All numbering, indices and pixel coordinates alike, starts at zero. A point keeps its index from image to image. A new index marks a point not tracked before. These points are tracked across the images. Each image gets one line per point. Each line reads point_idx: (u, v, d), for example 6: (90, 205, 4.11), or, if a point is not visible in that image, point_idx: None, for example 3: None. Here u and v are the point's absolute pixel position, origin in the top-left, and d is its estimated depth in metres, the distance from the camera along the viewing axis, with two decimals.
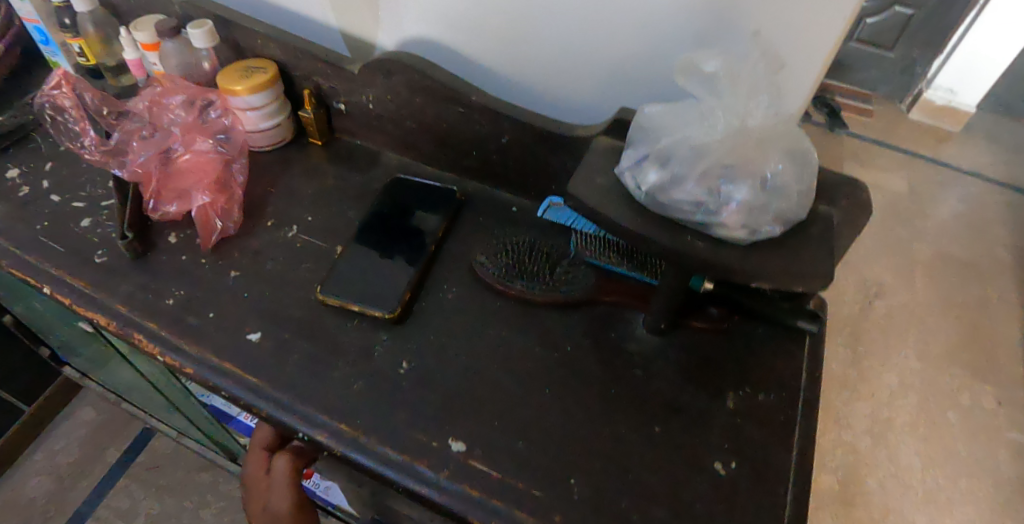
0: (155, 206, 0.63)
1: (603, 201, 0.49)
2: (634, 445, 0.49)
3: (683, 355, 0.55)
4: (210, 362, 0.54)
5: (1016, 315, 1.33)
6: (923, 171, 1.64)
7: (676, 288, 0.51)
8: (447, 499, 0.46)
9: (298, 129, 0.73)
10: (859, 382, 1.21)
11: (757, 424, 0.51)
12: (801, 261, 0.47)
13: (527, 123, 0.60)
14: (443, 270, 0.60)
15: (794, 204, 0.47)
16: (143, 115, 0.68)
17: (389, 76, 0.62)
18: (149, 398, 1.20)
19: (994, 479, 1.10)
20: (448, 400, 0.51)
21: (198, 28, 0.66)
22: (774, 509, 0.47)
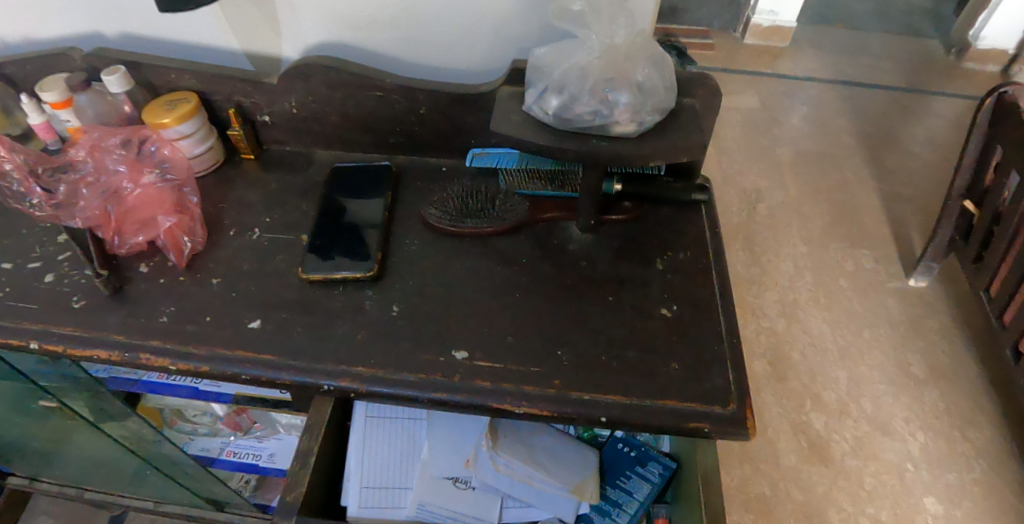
0: (121, 241, 0.69)
1: (523, 131, 0.60)
2: (596, 313, 0.61)
3: (614, 242, 0.67)
4: (222, 355, 0.60)
5: (870, 186, 1.58)
6: (768, 87, 1.89)
7: (595, 190, 0.64)
8: (465, 395, 0.56)
9: (228, 150, 0.79)
10: (762, 276, 1.40)
11: (683, 275, 0.65)
12: (683, 137, 0.60)
13: (439, 90, 0.70)
14: (400, 229, 0.69)
15: (665, 95, 0.60)
16: (86, 163, 0.72)
17: (307, 78, 0.70)
18: (120, 472, 1.19)
19: (891, 322, 1.32)
20: (440, 324, 0.61)
21: (113, 74, 0.70)
22: (712, 327, 0.60)
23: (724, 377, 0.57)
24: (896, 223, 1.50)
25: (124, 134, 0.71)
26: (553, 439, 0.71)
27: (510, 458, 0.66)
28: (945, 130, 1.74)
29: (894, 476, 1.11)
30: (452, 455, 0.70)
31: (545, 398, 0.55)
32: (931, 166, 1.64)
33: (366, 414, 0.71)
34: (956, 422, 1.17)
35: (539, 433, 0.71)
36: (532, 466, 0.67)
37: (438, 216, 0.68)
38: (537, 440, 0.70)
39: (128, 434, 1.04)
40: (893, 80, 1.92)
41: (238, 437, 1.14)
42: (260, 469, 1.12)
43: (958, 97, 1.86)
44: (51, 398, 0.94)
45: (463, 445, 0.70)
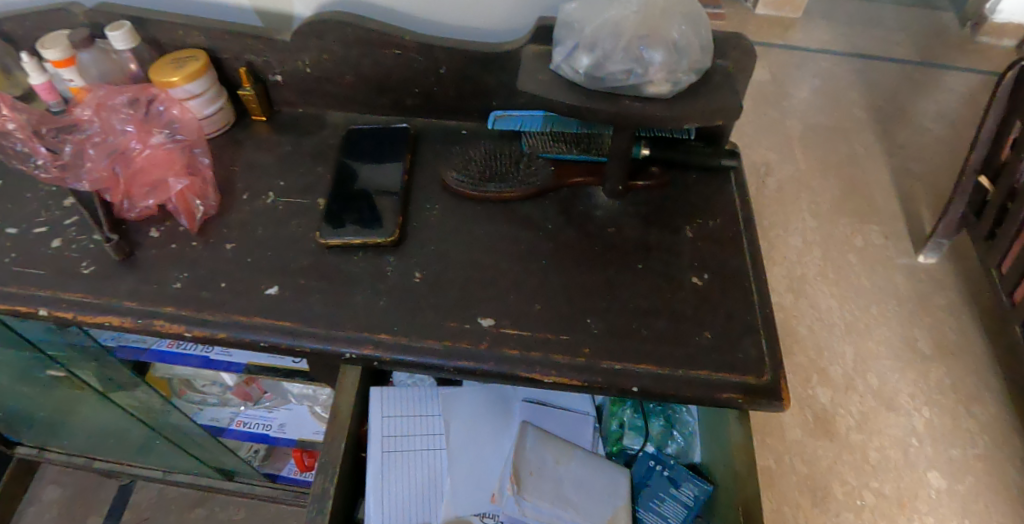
0: (131, 205, 0.66)
1: (551, 91, 0.57)
2: (625, 281, 0.59)
3: (641, 208, 0.65)
4: (240, 321, 0.58)
5: (882, 161, 1.55)
6: (780, 58, 1.84)
7: (625, 153, 0.61)
8: (493, 364, 0.54)
9: (238, 112, 0.76)
10: (772, 250, 1.38)
11: (713, 242, 0.63)
12: (718, 98, 0.57)
13: (460, 49, 0.67)
14: (420, 193, 0.67)
15: (701, 55, 0.58)
16: (92, 123, 0.69)
17: (321, 36, 0.67)
18: (129, 442, 1.18)
19: (898, 299, 1.30)
20: (464, 291, 0.59)
21: (117, 30, 0.67)
22: (743, 296, 0.59)
23: (756, 347, 0.56)
24: (908, 198, 1.48)
25: (131, 93, 0.68)
26: (582, 468, 0.66)
27: (535, 502, 0.61)
28: (958, 105, 1.71)
29: (898, 450, 1.10)
30: (474, 489, 0.67)
31: (575, 367, 0.54)
32: (945, 142, 1.61)
33: (382, 449, 0.67)
34: (962, 397, 1.17)
35: (566, 461, 0.66)
36: (561, 507, 0.62)
37: (459, 179, 0.66)
38: (563, 472, 0.65)
39: (137, 402, 1.04)
40: (907, 52, 1.88)
41: (248, 407, 1.13)
42: (271, 439, 1.12)
43: (973, 71, 1.82)
44: (60, 367, 0.93)
45: (485, 478, 0.67)
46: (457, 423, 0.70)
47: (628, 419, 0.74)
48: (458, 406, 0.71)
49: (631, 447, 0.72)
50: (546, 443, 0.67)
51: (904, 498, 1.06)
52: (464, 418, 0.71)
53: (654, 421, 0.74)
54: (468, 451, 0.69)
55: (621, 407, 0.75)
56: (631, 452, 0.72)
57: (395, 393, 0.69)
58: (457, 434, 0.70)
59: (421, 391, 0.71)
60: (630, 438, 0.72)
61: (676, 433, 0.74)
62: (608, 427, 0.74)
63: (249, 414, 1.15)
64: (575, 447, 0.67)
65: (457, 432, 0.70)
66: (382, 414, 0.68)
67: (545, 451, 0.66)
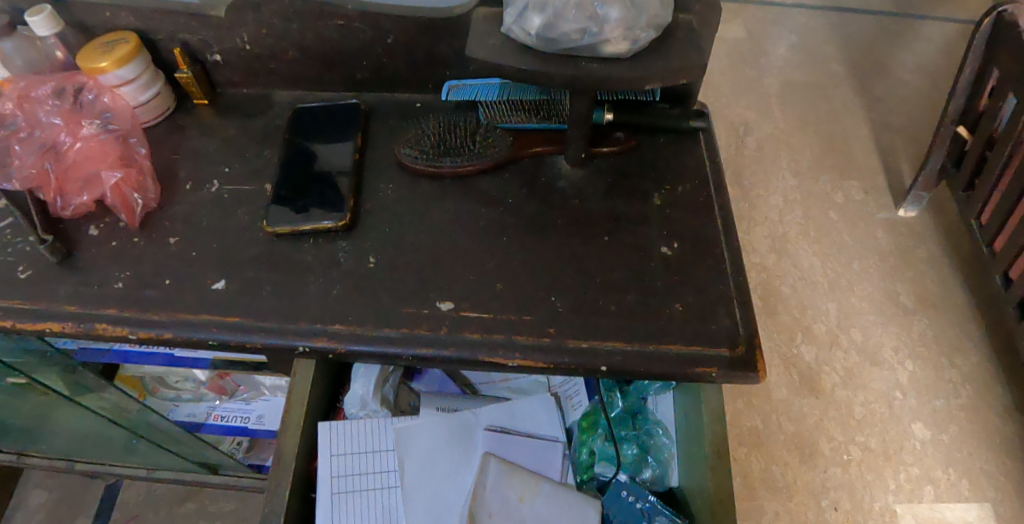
0: (64, 202, 0.62)
1: (502, 56, 0.54)
2: (590, 254, 0.57)
3: (606, 176, 0.62)
4: (186, 319, 0.55)
5: (859, 115, 1.53)
6: (754, 14, 1.80)
7: (585, 119, 0.58)
8: (454, 350, 0.52)
9: (179, 96, 0.71)
10: (752, 211, 1.36)
11: (681, 209, 0.60)
12: (681, 55, 0.54)
13: (407, 15, 0.62)
14: (373, 173, 0.63)
15: (659, 10, 0.54)
16: (15, 116, 0.64)
17: (258, 9, 0.62)
18: (106, 444, 1.15)
19: (880, 253, 1.29)
20: (422, 274, 0.56)
21: (37, 14, 0.62)
22: (715, 264, 0.56)
23: (729, 316, 0.53)
24: (886, 152, 1.46)
25: (56, 82, 0.64)
26: (546, 504, 0.63)
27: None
28: (934, 56, 1.68)
29: (883, 404, 1.10)
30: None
31: (539, 349, 0.51)
32: (922, 94, 1.59)
33: (331, 491, 0.63)
34: (944, 349, 1.16)
35: (531, 497, 0.63)
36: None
37: (413, 155, 0.62)
38: (526, 511, 0.63)
39: (108, 404, 1.01)
40: (883, 3, 1.84)
41: (225, 401, 1.10)
42: (250, 431, 1.09)
43: (949, 20, 1.79)
44: (20, 375, 0.89)
45: (444, 514, 0.64)
46: (412, 457, 0.66)
47: (599, 447, 0.70)
48: (414, 437, 0.67)
49: (603, 474, 0.70)
50: (511, 478, 0.64)
51: (889, 450, 1.06)
52: (421, 450, 0.67)
53: (627, 448, 0.70)
54: (424, 486, 0.65)
55: (594, 434, 0.71)
56: (603, 480, 0.70)
57: (344, 429, 0.65)
58: (413, 469, 0.66)
59: (373, 423, 0.67)
60: (602, 467, 0.70)
61: (652, 459, 0.71)
62: (578, 456, 0.70)
63: (226, 408, 1.11)
64: (541, 479, 0.65)
65: (413, 467, 0.66)
66: (331, 452, 0.64)
67: (507, 489, 0.63)
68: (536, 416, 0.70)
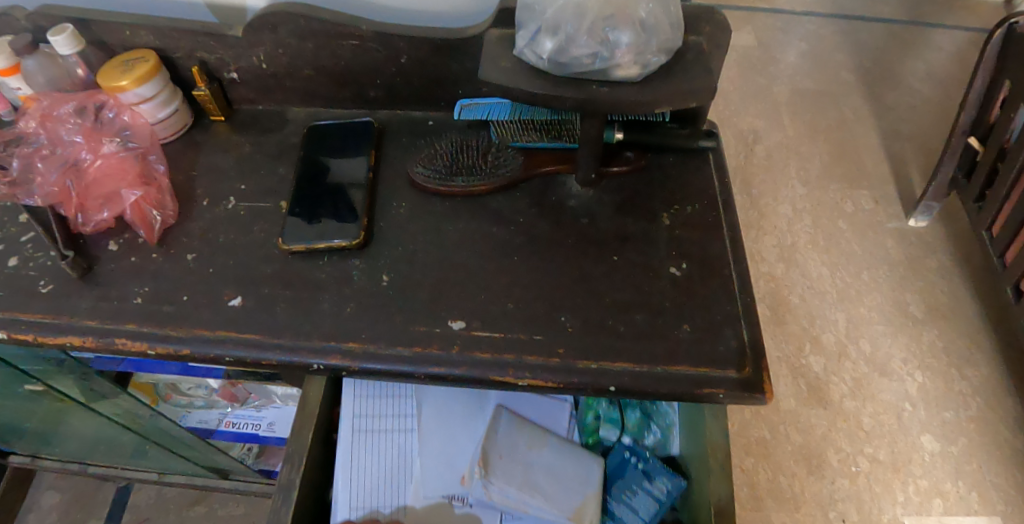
0: (85, 218, 0.63)
1: (514, 79, 0.55)
2: (600, 274, 0.57)
3: (616, 195, 0.63)
4: (203, 336, 0.56)
5: (869, 124, 1.53)
6: (764, 22, 1.80)
7: (596, 140, 0.59)
8: (465, 369, 0.52)
9: (197, 112, 0.73)
10: (761, 221, 1.36)
11: (690, 229, 0.61)
12: (691, 79, 0.55)
13: (420, 37, 0.63)
14: (385, 192, 0.64)
15: (670, 34, 0.55)
16: (38, 134, 0.66)
17: (274, 29, 0.64)
18: (118, 447, 1.17)
19: (889, 264, 1.29)
20: (434, 292, 0.57)
21: (59, 34, 0.63)
22: (723, 284, 0.57)
23: (738, 337, 0.54)
24: (896, 162, 1.45)
25: (77, 101, 0.65)
26: (554, 454, 0.67)
27: (501, 487, 0.63)
28: (945, 64, 1.68)
29: (891, 415, 1.10)
30: (443, 471, 0.69)
31: (549, 369, 0.52)
32: (933, 103, 1.58)
33: (353, 429, 0.69)
34: (953, 360, 1.16)
35: (538, 446, 0.67)
36: (527, 492, 0.63)
37: (425, 174, 0.63)
38: (534, 456, 0.66)
39: (122, 411, 1.03)
40: (894, 11, 1.83)
41: (236, 408, 1.12)
42: (261, 438, 1.12)
43: (961, 28, 1.78)
44: (37, 381, 0.91)
45: (456, 460, 0.69)
46: (430, 405, 0.71)
47: (604, 411, 0.72)
48: (431, 387, 0.72)
49: (607, 438, 0.72)
50: (519, 429, 0.68)
51: (897, 462, 1.06)
52: (437, 400, 0.72)
53: (631, 412, 0.72)
54: (439, 431, 0.70)
55: (599, 398, 0.73)
56: (607, 444, 0.72)
57: (367, 376, 0.71)
58: (429, 416, 0.71)
59: None
60: (606, 429, 0.71)
61: (655, 424, 0.72)
62: (583, 418, 0.72)
63: (238, 414, 1.13)
64: (548, 432, 0.68)
65: (429, 415, 0.71)
66: (354, 394, 0.70)
67: (516, 436, 0.67)
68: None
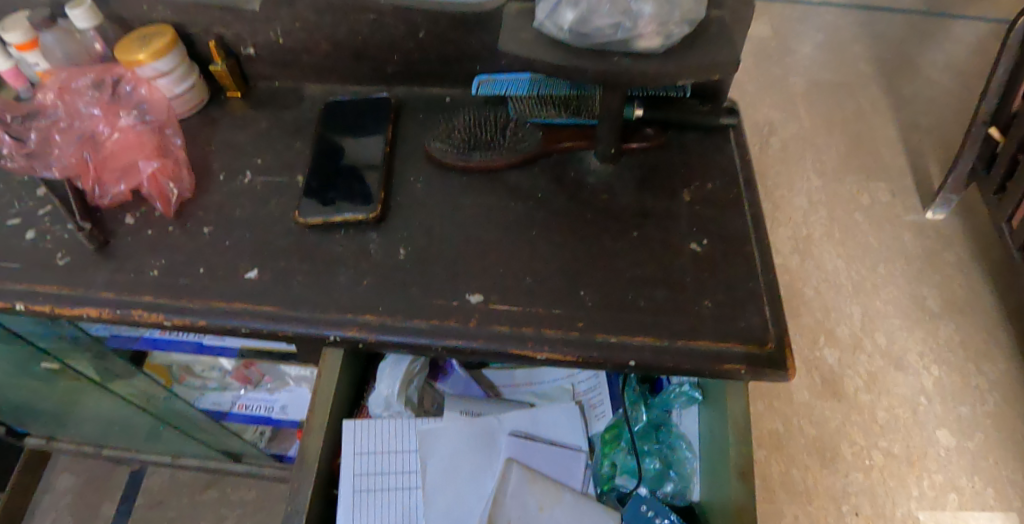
0: (103, 191, 0.63)
1: (534, 50, 0.54)
2: (619, 249, 0.57)
3: (635, 171, 0.62)
4: (220, 307, 0.56)
5: (887, 115, 1.50)
6: (780, 12, 1.77)
7: (618, 114, 0.58)
8: (484, 341, 0.52)
9: (213, 88, 0.73)
10: (776, 212, 1.35)
11: (711, 206, 0.60)
12: (714, 52, 0.54)
13: (438, 10, 0.63)
14: (402, 167, 0.64)
15: (693, 5, 0.53)
16: (57, 107, 0.66)
17: (292, 3, 0.63)
18: (132, 430, 1.18)
19: (907, 256, 1.27)
20: (451, 266, 0.56)
21: (77, 8, 0.63)
22: (745, 260, 0.56)
23: (760, 315, 0.53)
24: (914, 153, 1.43)
25: (94, 74, 0.66)
26: (566, 513, 0.63)
27: None
28: (965, 55, 1.65)
29: (907, 409, 1.09)
30: None
31: (569, 342, 0.51)
32: (952, 94, 1.55)
33: (354, 489, 0.62)
34: (970, 355, 1.14)
35: (550, 506, 0.63)
36: None
37: (443, 149, 0.62)
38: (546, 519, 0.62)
39: (136, 392, 1.03)
40: (913, 2, 1.80)
41: (249, 390, 1.12)
42: (274, 421, 1.11)
43: (981, 19, 1.75)
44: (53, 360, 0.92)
45: (464, 519, 0.64)
46: (436, 460, 0.65)
47: (622, 461, 0.70)
48: (438, 439, 0.66)
49: (623, 486, 0.70)
50: (532, 486, 0.64)
51: (912, 456, 1.04)
52: (444, 454, 0.66)
53: (649, 461, 0.70)
54: (446, 488, 0.65)
55: (616, 448, 0.70)
56: (623, 492, 0.70)
57: (369, 428, 0.64)
58: (435, 471, 0.65)
59: (397, 423, 0.66)
60: (623, 479, 0.70)
61: (674, 473, 0.69)
62: (599, 469, 0.70)
63: (251, 397, 1.13)
64: (562, 487, 0.64)
65: (436, 470, 0.65)
66: (354, 451, 0.63)
67: (528, 495, 0.63)
68: (560, 426, 0.69)
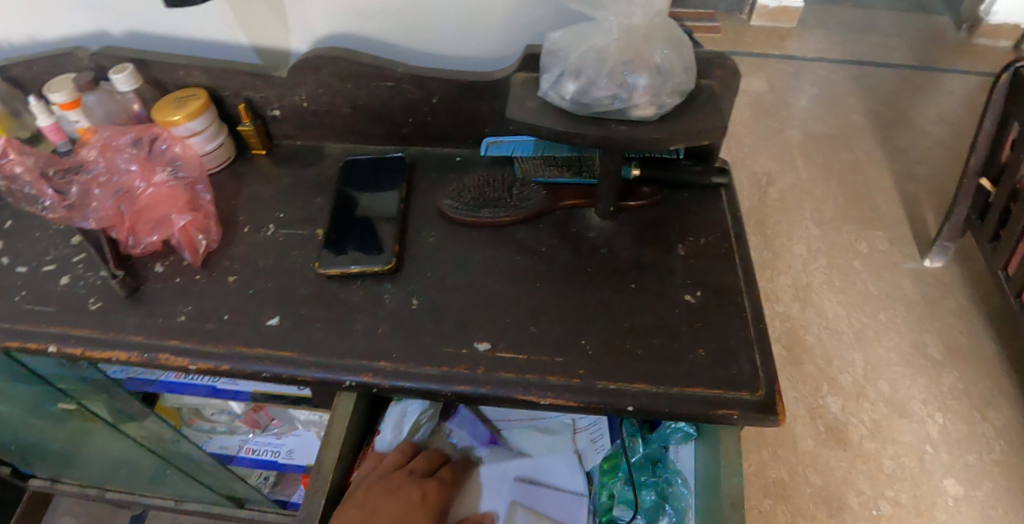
0: (136, 241, 0.68)
1: (538, 118, 0.59)
2: (618, 300, 0.60)
3: (633, 227, 0.66)
4: (243, 352, 0.59)
5: (882, 166, 1.56)
6: (776, 68, 1.86)
7: (616, 175, 0.62)
8: (490, 388, 0.55)
9: (239, 146, 0.78)
10: (776, 260, 1.38)
11: (705, 259, 0.64)
12: (703, 119, 0.58)
13: (451, 79, 0.68)
14: (415, 222, 0.68)
15: (683, 77, 0.59)
16: (97, 163, 0.71)
17: (317, 71, 0.69)
18: (138, 471, 1.19)
19: (906, 303, 1.30)
20: (460, 315, 0.60)
21: (120, 73, 0.69)
22: (738, 311, 0.59)
23: (751, 362, 0.56)
24: (910, 202, 1.48)
25: (134, 133, 0.71)
26: None
27: None
28: (957, 107, 1.71)
29: (913, 457, 1.09)
30: None
31: (571, 389, 0.55)
32: (946, 144, 1.61)
33: None
34: (975, 402, 1.16)
35: None
36: None
37: (454, 206, 0.67)
38: None
39: (148, 434, 1.05)
40: (904, 57, 1.89)
41: (257, 434, 1.14)
42: (279, 465, 1.11)
43: (971, 73, 1.82)
44: (70, 400, 0.94)
45: None
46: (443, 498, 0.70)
47: (618, 491, 0.71)
48: None
49: (620, 518, 0.70)
50: None
51: (920, 506, 1.05)
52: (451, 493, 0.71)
53: (645, 493, 0.70)
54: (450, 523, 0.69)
55: (614, 478, 0.72)
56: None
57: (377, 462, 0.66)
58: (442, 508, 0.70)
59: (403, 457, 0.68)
60: (620, 510, 0.70)
61: (670, 507, 0.68)
62: (597, 498, 0.72)
63: (257, 441, 1.15)
64: None
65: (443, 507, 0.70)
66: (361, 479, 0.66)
67: None
68: (561, 472, 0.74)
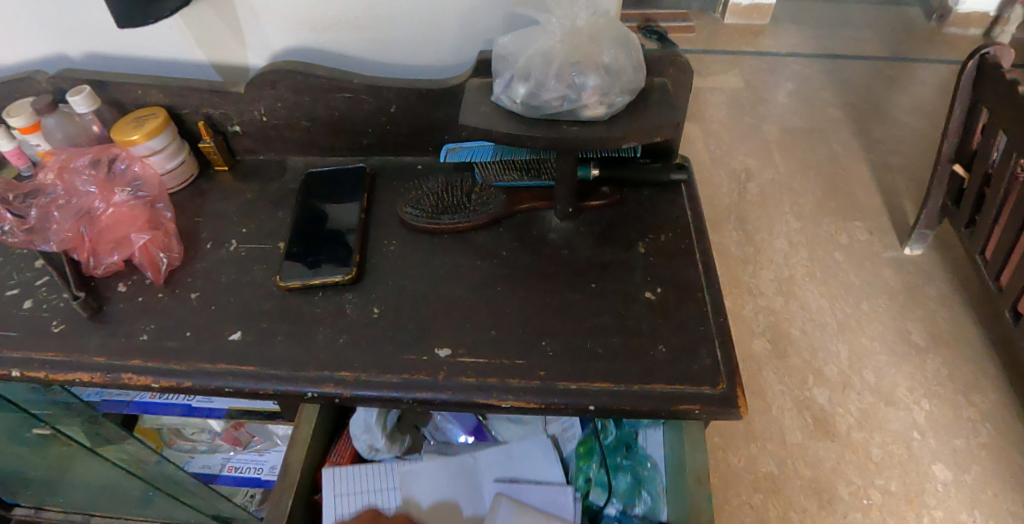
0: (98, 262, 0.67)
1: (491, 122, 0.59)
2: (579, 300, 0.61)
3: (593, 227, 0.67)
4: (205, 368, 0.59)
5: (858, 157, 1.57)
6: (751, 65, 1.88)
7: (572, 176, 0.63)
8: (451, 392, 0.55)
9: (202, 163, 0.78)
10: (756, 255, 1.39)
11: (665, 256, 0.64)
12: (653, 117, 0.59)
13: (407, 88, 0.69)
14: (377, 231, 0.69)
15: (632, 76, 0.59)
16: (56, 186, 0.70)
17: (274, 85, 0.69)
18: (122, 494, 1.18)
19: (888, 293, 1.31)
20: (422, 321, 0.60)
21: (77, 95, 0.69)
22: (697, 305, 0.60)
23: (712, 357, 0.57)
24: (888, 192, 1.49)
25: (92, 154, 0.71)
26: None
27: None
28: (931, 96, 1.73)
29: (900, 446, 1.10)
30: None
31: (532, 390, 0.55)
32: (920, 133, 1.63)
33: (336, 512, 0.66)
34: (959, 387, 1.17)
35: None
36: None
37: (414, 214, 0.67)
38: None
39: (127, 456, 1.04)
40: (876, 50, 1.91)
41: (238, 452, 1.13)
42: (263, 482, 1.10)
43: (943, 62, 1.85)
44: (45, 426, 0.93)
45: None
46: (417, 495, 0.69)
47: (594, 476, 0.71)
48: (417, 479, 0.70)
49: (597, 501, 0.70)
50: (520, 516, 0.65)
51: (910, 493, 1.05)
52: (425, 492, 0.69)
53: (619, 478, 0.70)
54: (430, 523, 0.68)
55: (591, 462, 0.71)
56: (597, 508, 0.70)
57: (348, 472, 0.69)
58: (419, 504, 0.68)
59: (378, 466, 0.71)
60: (595, 494, 0.70)
61: (644, 492, 0.69)
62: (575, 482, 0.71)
63: (240, 459, 1.14)
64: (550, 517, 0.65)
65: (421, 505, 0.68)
66: (334, 493, 0.67)
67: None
68: (536, 461, 0.72)
